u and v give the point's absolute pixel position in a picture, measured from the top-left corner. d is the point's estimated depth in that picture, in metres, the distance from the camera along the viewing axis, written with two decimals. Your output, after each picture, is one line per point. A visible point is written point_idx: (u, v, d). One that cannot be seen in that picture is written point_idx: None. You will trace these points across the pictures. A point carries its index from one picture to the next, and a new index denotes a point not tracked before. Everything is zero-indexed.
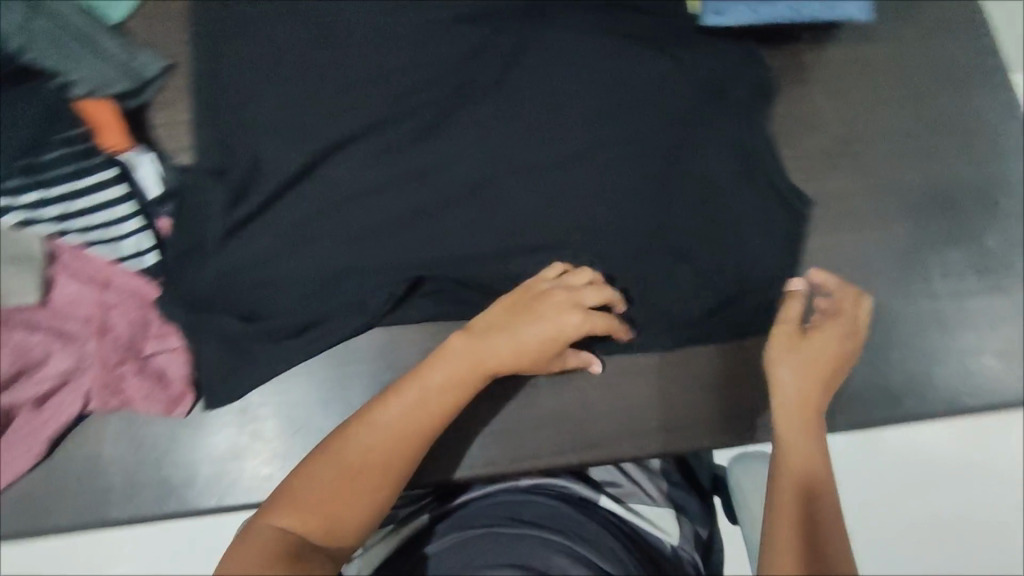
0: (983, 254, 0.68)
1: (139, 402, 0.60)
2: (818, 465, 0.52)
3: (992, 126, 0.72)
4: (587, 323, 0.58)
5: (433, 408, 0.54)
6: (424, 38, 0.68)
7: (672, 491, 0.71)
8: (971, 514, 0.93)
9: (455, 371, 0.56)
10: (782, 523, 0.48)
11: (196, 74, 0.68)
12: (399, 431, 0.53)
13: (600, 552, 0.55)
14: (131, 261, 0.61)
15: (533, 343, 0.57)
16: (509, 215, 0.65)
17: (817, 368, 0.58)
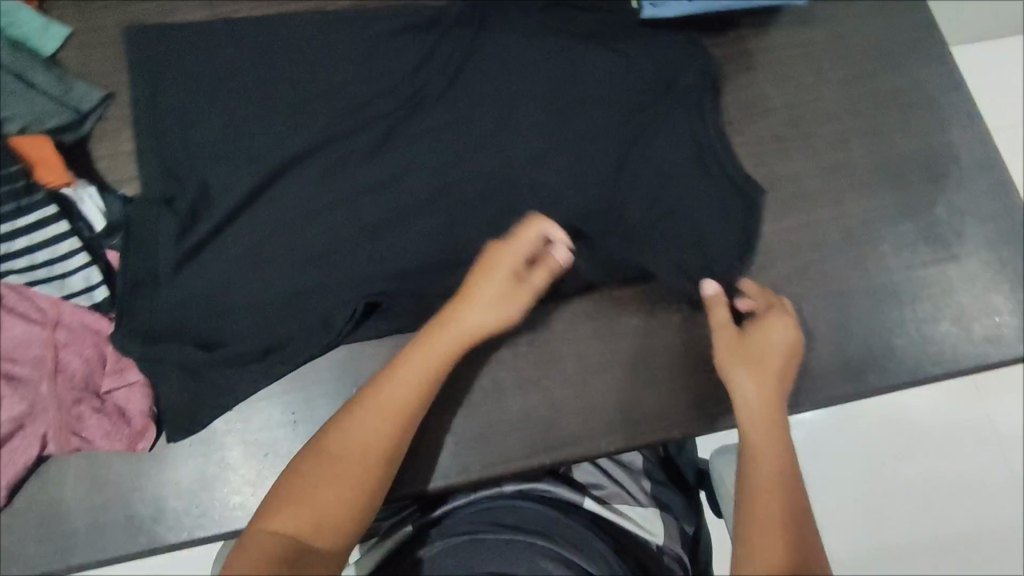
0: (934, 224, 0.70)
1: (101, 441, 0.58)
2: (786, 468, 0.55)
3: (935, 97, 0.73)
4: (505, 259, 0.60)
5: (415, 395, 0.55)
6: (368, 50, 0.68)
7: (655, 489, 0.69)
8: (945, 480, 0.95)
9: (432, 352, 0.56)
10: (759, 534, 0.51)
11: (135, 98, 0.66)
12: (387, 416, 0.53)
13: (589, 558, 0.54)
14: (81, 297, 0.60)
15: (483, 295, 0.58)
16: (467, 220, 0.65)
17: (769, 364, 0.60)
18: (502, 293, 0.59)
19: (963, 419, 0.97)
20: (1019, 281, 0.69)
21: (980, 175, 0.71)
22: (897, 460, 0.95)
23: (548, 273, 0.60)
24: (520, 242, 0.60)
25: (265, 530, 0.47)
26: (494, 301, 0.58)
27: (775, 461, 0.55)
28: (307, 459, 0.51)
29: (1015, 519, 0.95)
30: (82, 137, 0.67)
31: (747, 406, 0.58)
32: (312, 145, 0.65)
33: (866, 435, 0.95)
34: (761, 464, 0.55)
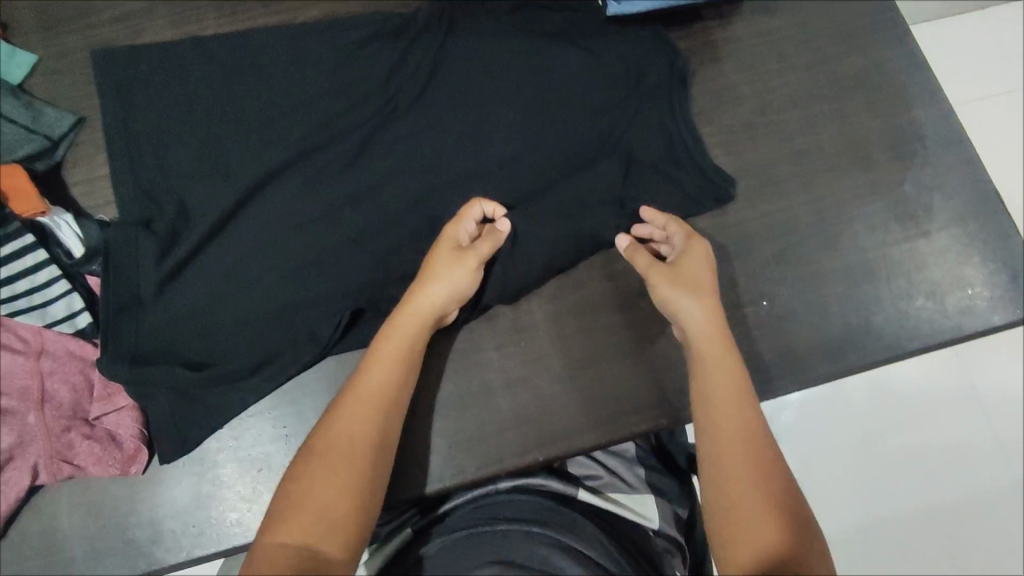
0: (903, 201, 0.71)
1: (92, 467, 0.58)
2: (745, 399, 0.55)
3: (897, 77, 0.75)
4: (446, 237, 0.61)
5: (388, 381, 0.55)
6: (338, 61, 0.68)
7: (649, 476, 0.70)
8: (930, 450, 0.97)
9: (396, 339, 0.57)
10: (733, 480, 0.51)
11: (106, 123, 0.65)
12: (366, 404, 0.54)
13: (589, 543, 0.55)
14: (63, 324, 0.60)
15: (434, 275, 0.59)
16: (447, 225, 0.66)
17: (702, 289, 0.60)
18: (450, 267, 0.59)
19: (946, 390, 0.99)
20: (988, 252, 0.70)
21: (946, 151, 0.73)
22: (884, 434, 0.97)
23: (492, 242, 0.61)
24: (458, 225, 0.62)
25: (274, 545, 0.47)
26: (442, 275, 0.59)
27: (733, 395, 0.55)
28: (299, 465, 0.51)
29: (1002, 485, 0.96)
30: (55, 163, 0.66)
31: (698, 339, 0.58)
32: (287, 160, 0.65)
33: (852, 412, 0.97)
34: (719, 401, 0.55)
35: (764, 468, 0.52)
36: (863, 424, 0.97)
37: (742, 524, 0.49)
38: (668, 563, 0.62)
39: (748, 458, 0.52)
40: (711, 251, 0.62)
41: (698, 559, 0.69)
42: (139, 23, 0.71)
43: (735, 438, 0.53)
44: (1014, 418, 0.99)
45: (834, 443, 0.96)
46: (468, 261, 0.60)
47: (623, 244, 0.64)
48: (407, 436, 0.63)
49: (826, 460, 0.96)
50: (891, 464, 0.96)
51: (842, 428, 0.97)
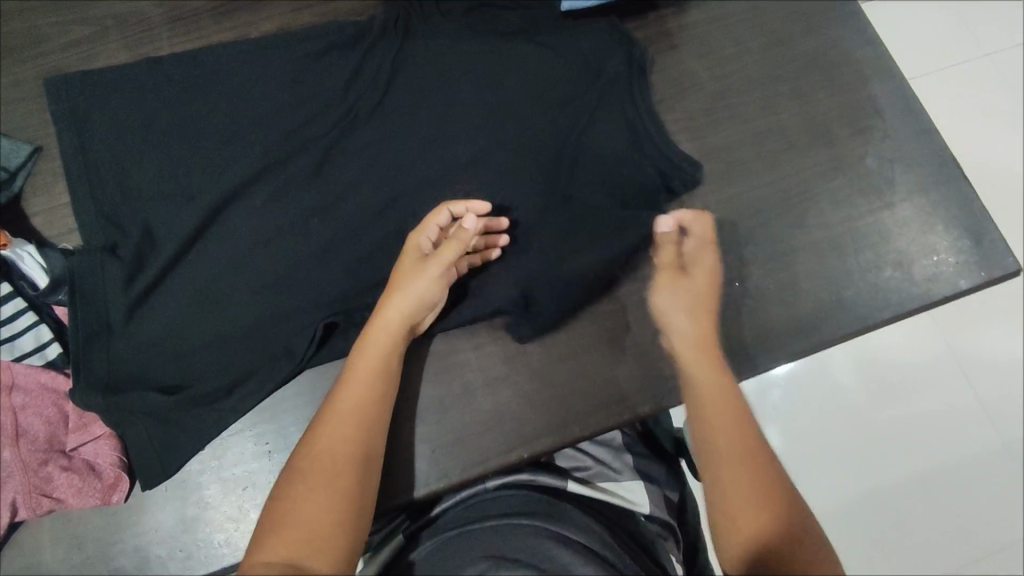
0: (865, 175, 0.72)
1: (73, 499, 0.57)
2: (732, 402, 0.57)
3: (852, 53, 0.76)
4: (412, 245, 0.61)
5: (366, 394, 0.55)
6: (296, 73, 0.68)
7: (637, 462, 0.71)
8: (912, 417, 0.98)
9: (370, 355, 0.57)
10: (723, 473, 0.52)
11: (63, 151, 0.65)
12: (345, 420, 0.54)
13: (580, 530, 0.54)
14: (33, 356, 0.59)
15: (402, 287, 0.59)
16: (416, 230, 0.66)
17: (697, 306, 0.65)
18: (416, 279, 0.59)
19: (924, 357, 1.00)
20: (952, 220, 0.72)
21: (904, 123, 0.74)
22: (867, 405, 0.98)
23: (456, 247, 0.60)
24: (425, 233, 0.61)
25: (265, 565, 0.46)
26: (410, 287, 0.59)
27: (721, 399, 0.57)
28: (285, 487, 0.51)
29: (985, 447, 0.98)
30: (14, 195, 0.66)
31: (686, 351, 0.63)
32: (251, 176, 0.64)
33: (835, 386, 0.99)
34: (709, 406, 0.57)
35: (753, 459, 0.53)
36: (846, 398, 0.98)
37: (732, 512, 0.50)
38: (662, 548, 0.62)
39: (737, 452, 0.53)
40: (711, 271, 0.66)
41: (690, 538, 0.70)
42: (92, 48, 0.71)
43: (723, 435, 0.55)
44: (993, 381, 1.00)
45: (819, 418, 0.98)
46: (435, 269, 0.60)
47: (661, 226, 0.66)
48: (390, 443, 0.63)
49: (813, 435, 0.97)
50: (875, 434, 0.98)
51: (825, 403, 0.98)
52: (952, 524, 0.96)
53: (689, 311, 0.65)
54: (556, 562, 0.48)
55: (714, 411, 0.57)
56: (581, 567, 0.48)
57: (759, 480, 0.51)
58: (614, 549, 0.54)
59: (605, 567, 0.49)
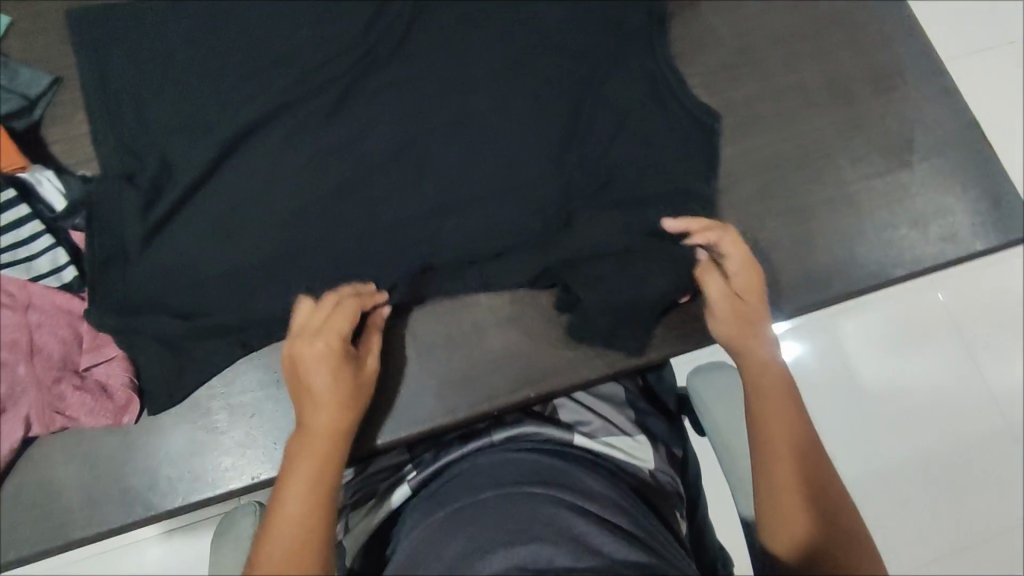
0: (883, 135, 0.72)
1: (85, 418, 0.58)
2: (798, 429, 0.57)
3: (874, 16, 0.75)
4: (331, 337, 0.55)
5: (316, 495, 0.50)
6: (312, 12, 0.67)
7: (640, 417, 0.71)
8: (917, 392, 0.98)
9: (313, 468, 0.51)
10: (780, 483, 0.54)
11: (83, 81, 0.63)
12: (300, 540, 0.48)
13: (592, 499, 0.53)
14: (49, 278, 0.60)
15: (334, 384, 0.54)
16: (431, 170, 0.65)
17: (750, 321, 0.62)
18: (349, 377, 0.55)
19: (933, 333, 1.00)
20: (969, 182, 0.71)
21: (923, 85, 0.73)
22: (876, 379, 0.98)
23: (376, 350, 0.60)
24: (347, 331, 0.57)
25: None
26: (346, 393, 0.55)
27: (786, 423, 0.57)
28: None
29: (989, 424, 0.98)
30: (34, 122, 0.66)
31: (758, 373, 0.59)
32: (267, 112, 0.64)
33: (844, 359, 0.98)
34: (766, 415, 0.57)
35: (812, 474, 0.54)
36: (853, 372, 0.98)
37: (783, 513, 0.53)
38: (666, 504, 0.62)
39: (792, 459, 0.55)
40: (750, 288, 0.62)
41: (692, 496, 0.70)
42: None
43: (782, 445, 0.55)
44: (999, 358, 1.00)
45: (827, 390, 0.97)
46: (363, 378, 0.57)
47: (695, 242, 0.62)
48: (399, 379, 0.64)
49: (820, 405, 0.96)
50: (880, 407, 0.97)
51: (833, 376, 0.98)
52: (955, 500, 0.96)
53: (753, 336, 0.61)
54: (573, 532, 0.47)
55: (784, 434, 0.56)
56: (601, 539, 0.47)
57: (813, 491, 0.53)
58: (625, 514, 0.53)
59: (623, 539, 0.48)
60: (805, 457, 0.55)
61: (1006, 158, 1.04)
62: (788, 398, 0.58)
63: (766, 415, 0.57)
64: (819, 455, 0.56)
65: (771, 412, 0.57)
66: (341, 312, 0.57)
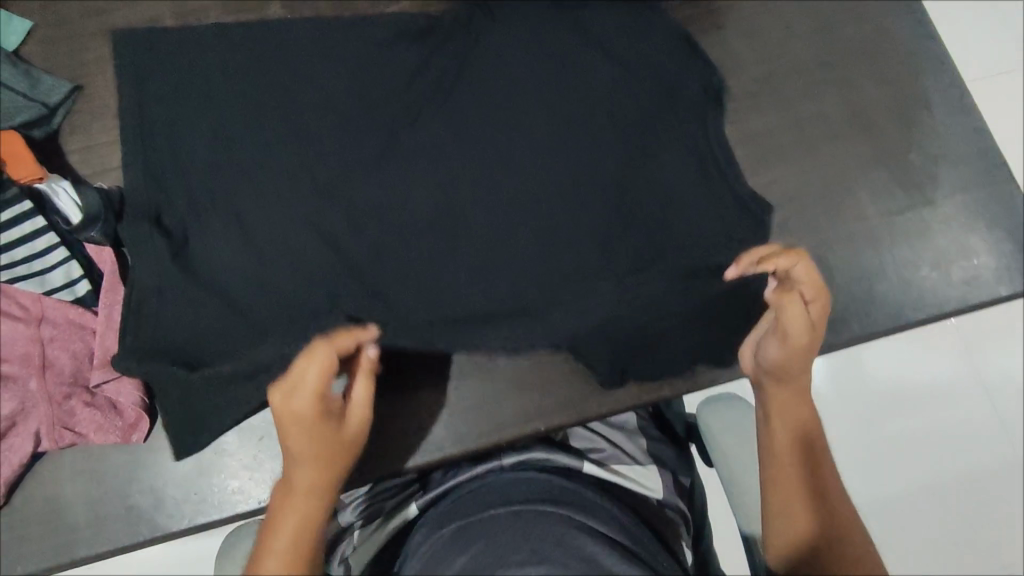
0: (908, 171, 0.70)
1: (93, 435, 0.58)
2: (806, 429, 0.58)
3: (902, 46, 0.73)
4: (304, 391, 0.52)
5: (300, 551, 0.51)
6: (339, 39, 0.69)
7: (652, 445, 0.70)
8: (928, 425, 0.97)
9: (296, 525, 0.51)
10: (782, 477, 0.55)
11: (122, 100, 0.66)
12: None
13: (602, 520, 0.53)
14: (62, 292, 0.60)
15: (309, 445, 0.52)
16: (452, 201, 0.66)
17: (796, 357, 0.58)
18: (328, 433, 0.52)
19: (947, 365, 0.98)
20: (994, 222, 0.69)
21: (951, 119, 0.71)
22: (886, 410, 0.97)
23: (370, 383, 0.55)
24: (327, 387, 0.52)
25: None
26: (325, 451, 0.52)
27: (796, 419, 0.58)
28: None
29: (1000, 461, 0.97)
30: (53, 131, 0.66)
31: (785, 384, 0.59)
32: (290, 136, 0.66)
33: (854, 388, 0.97)
34: (781, 435, 0.57)
35: (817, 473, 0.56)
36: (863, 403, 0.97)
37: (783, 507, 0.54)
38: (671, 535, 0.62)
39: (797, 477, 0.55)
40: (808, 320, 0.57)
41: (697, 525, 0.70)
42: None
43: (786, 441, 0.57)
44: (1014, 394, 0.98)
45: (836, 422, 0.96)
46: (351, 433, 0.54)
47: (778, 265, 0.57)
48: (409, 406, 0.64)
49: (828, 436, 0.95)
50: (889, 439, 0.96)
51: (843, 408, 0.96)
52: (962, 537, 0.95)
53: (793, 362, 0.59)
54: (584, 552, 0.46)
55: (792, 428, 0.58)
56: (609, 560, 0.46)
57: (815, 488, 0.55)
58: (633, 538, 0.53)
59: (632, 561, 0.47)
60: (811, 471, 0.56)
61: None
62: (807, 420, 0.59)
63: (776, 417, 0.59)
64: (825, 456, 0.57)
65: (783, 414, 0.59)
66: (323, 369, 0.52)
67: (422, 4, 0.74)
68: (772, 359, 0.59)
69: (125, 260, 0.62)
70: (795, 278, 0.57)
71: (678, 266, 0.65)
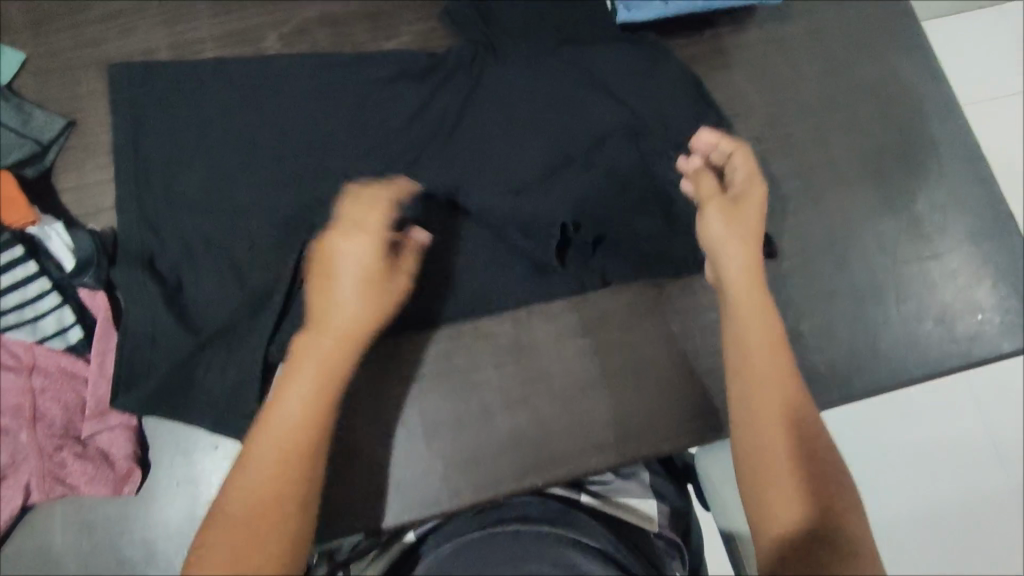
0: (914, 220, 0.69)
1: (84, 486, 0.57)
2: (792, 387, 0.52)
3: (914, 89, 0.72)
4: (367, 236, 0.54)
5: (318, 400, 0.49)
6: (338, 77, 0.68)
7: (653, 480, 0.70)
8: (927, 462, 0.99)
9: (320, 369, 0.50)
10: (759, 445, 0.50)
11: (116, 143, 0.65)
12: (281, 458, 0.46)
13: (595, 536, 0.54)
14: (54, 339, 0.59)
15: (352, 284, 0.53)
16: (451, 254, 0.65)
17: (748, 231, 0.60)
18: (374, 278, 0.54)
19: (945, 404, 1.01)
20: (1001, 277, 0.68)
21: (959, 169, 0.70)
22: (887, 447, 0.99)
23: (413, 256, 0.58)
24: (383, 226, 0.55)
25: None
26: (369, 294, 0.53)
27: (777, 370, 0.53)
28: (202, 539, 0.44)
29: (991, 497, 0.99)
30: (45, 170, 0.65)
31: (736, 282, 0.58)
32: (286, 178, 0.65)
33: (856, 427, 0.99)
34: (763, 409, 0.51)
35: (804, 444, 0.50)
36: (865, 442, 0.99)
37: (762, 482, 0.48)
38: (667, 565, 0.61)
39: (776, 440, 0.50)
40: (748, 197, 0.61)
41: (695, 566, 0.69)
42: (133, 22, 0.69)
43: (766, 391, 0.52)
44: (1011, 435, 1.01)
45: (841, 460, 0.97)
46: (395, 285, 0.55)
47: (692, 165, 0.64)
48: (403, 455, 0.61)
49: None
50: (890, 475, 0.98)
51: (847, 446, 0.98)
52: (952, 571, 0.96)
53: (736, 232, 0.59)
54: (570, 562, 0.49)
55: (766, 380, 0.52)
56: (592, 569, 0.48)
57: (803, 462, 0.49)
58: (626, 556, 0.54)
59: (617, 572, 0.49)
60: (800, 456, 0.49)
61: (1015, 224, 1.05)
62: (789, 377, 0.52)
63: (746, 353, 0.54)
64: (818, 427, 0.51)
65: (756, 357, 0.53)
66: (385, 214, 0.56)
67: (424, 40, 0.72)
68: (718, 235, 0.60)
69: (118, 304, 0.61)
70: (734, 165, 0.63)
71: (672, 316, 0.67)
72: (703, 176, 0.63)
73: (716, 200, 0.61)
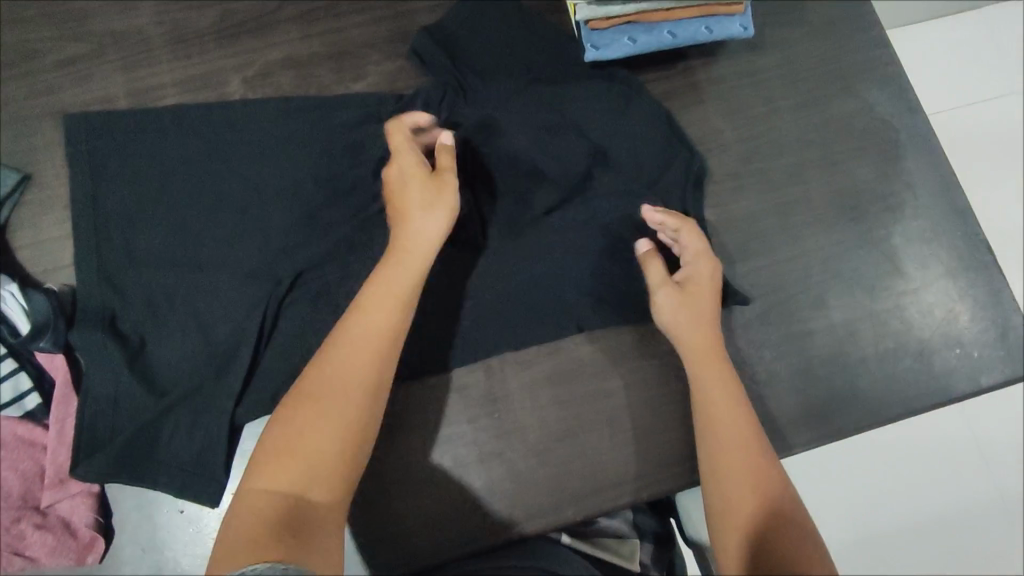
0: (892, 255, 0.68)
1: (46, 558, 0.58)
2: (747, 421, 0.55)
3: (888, 121, 0.71)
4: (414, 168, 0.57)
5: (395, 315, 0.52)
6: (304, 122, 0.66)
7: (636, 519, 0.69)
8: (929, 488, 0.96)
9: (400, 287, 0.53)
10: (721, 478, 0.53)
11: (74, 197, 0.63)
12: (361, 363, 0.50)
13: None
14: (10, 407, 0.57)
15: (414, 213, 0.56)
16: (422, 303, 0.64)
17: (700, 313, 0.59)
18: (427, 201, 0.56)
19: (945, 428, 0.97)
20: (978, 310, 0.68)
21: (936, 202, 0.70)
22: (886, 473, 0.96)
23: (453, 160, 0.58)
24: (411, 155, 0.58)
25: (259, 495, 0.46)
26: (424, 220, 0.56)
27: (731, 404, 0.55)
28: (281, 417, 0.49)
29: (992, 521, 0.96)
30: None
31: (690, 336, 0.59)
32: (251, 229, 0.63)
33: (856, 453, 0.96)
34: (723, 444, 0.54)
35: (760, 471, 0.53)
36: (865, 468, 0.96)
37: (727, 512, 0.51)
38: None
39: (738, 469, 0.53)
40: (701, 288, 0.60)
41: None
42: (89, 69, 0.67)
43: (728, 422, 0.55)
44: (1003, 449, 0.97)
45: (838, 487, 0.95)
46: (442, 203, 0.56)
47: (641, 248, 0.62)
48: (375, 514, 0.59)
49: (827, 502, 0.94)
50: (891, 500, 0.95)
51: (847, 473, 0.95)
52: None
53: (684, 317, 0.59)
54: None
55: (723, 417, 0.55)
56: None
57: (762, 491, 0.52)
58: None
59: None
60: (756, 484, 0.52)
61: (998, 240, 1.05)
62: (743, 410, 0.55)
63: (701, 390, 0.56)
64: (771, 456, 0.54)
65: (711, 394, 0.56)
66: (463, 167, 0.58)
67: (391, 80, 0.70)
68: (669, 324, 0.60)
69: (78, 368, 0.59)
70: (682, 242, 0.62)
71: (651, 360, 0.65)
72: (652, 262, 0.62)
73: (669, 291, 0.60)
